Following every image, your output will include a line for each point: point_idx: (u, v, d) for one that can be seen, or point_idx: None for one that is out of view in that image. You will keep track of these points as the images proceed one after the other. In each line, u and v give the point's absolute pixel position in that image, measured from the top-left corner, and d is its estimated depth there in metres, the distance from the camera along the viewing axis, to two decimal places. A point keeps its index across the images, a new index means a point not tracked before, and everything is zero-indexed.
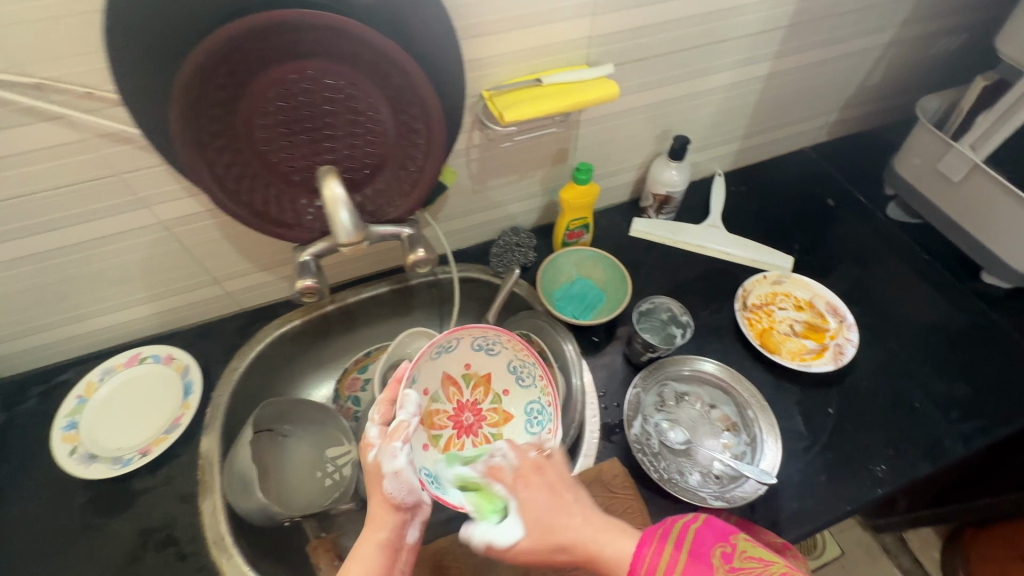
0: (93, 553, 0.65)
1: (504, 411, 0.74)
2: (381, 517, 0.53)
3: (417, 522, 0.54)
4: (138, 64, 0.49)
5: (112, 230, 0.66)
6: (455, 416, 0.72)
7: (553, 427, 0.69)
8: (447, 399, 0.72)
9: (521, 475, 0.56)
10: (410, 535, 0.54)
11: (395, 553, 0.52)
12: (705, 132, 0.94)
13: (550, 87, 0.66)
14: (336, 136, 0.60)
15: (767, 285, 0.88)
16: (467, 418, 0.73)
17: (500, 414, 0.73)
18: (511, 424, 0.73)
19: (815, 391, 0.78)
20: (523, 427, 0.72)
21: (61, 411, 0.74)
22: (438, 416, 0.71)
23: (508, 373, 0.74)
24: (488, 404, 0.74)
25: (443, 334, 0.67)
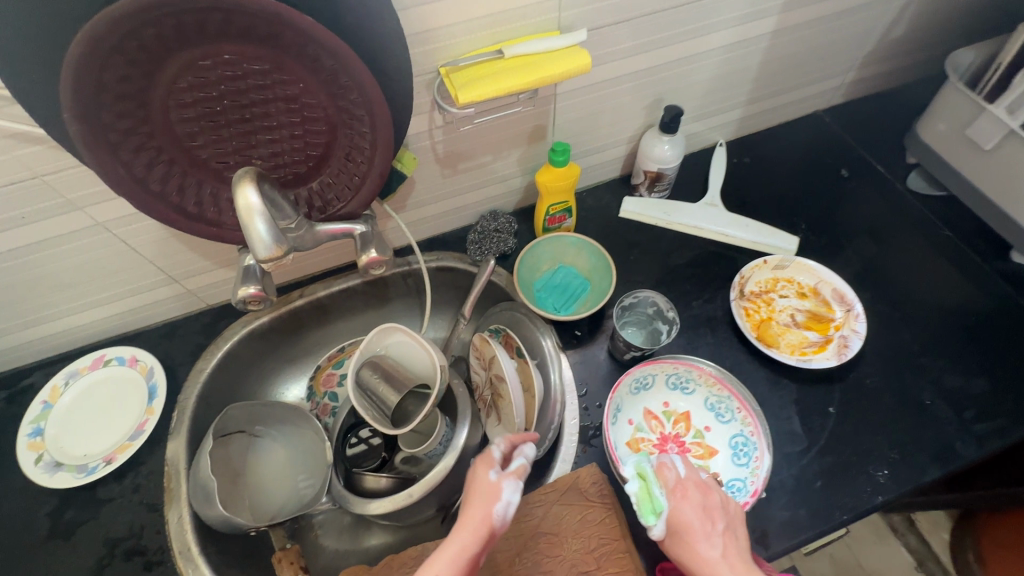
0: (60, 562, 0.64)
1: (708, 446, 0.70)
2: (478, 533, 0.48)
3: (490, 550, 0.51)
4: (20, 57, 0.43)
5: (47, 235, 0.61)
6: (660, 449, 0.70)
7: (761, 456, 0.65)
8: (652, 432, 0.71)
9: (686, 487, 0.54)
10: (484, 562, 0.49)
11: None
12: (702, 99, 0.84)
13: (513, 60, 0.58)
14: (270, 126, 0.54)
15: (768, 270, 0.80)
16: (671, 450, 0.70)
17: (705, 450, 0.69)
18: (718, 460, 0.68)
19: (815, 389, 0.72)
20: (730, 461, 0.68)
21: (26, 417, 0.72)
22: (640, 445, 0.70)
23: (706, 411, 0.72)
24: (691, 438, 0.71)
25: (633, 368, 0.72)
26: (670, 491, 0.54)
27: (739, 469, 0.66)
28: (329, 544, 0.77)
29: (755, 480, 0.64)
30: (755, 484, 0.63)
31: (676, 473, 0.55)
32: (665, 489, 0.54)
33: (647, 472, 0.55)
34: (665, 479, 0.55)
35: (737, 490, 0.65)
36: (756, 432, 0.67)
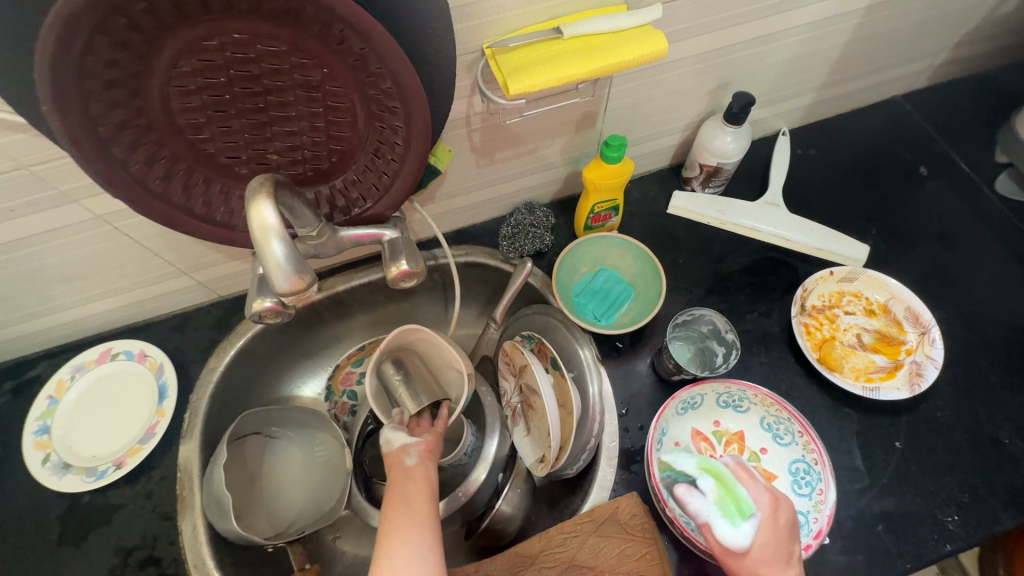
0: (73, 570, 0.62)
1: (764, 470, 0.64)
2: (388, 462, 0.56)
3: (416, 451, 0.56)
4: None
5: (41, 227, 0.55)
6: None
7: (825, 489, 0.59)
8: None
9: (777, 498, 0.48)
10: (413, 459, 0.55)
11: (405, 474, 0.53)
12: (773, 83, 0.74)
13: (572, 41, 0.49)
14: (287, 117, 0.46)
15: (833, 282, 0.72)
16: None
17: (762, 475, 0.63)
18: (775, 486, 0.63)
19: (880, 420, 0.65)
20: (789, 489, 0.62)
21: (32, 413, 0.68)
22: None
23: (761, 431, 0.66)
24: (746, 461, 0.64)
25: (680, 391, 0.65)
26: (753, 499, 0.48)
27: (801, 500, 0.60)
28: (347, 549, 0.73)
29: (817, 516, 0.58)
30: (820, 522, 0.58)
31: (759, 480, 0.49)
32: (755, 494, 0.48)
33: (733, 474, 0.50)
34: (746, 483, 0.49)
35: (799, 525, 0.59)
36: (819, 460, 0.60)
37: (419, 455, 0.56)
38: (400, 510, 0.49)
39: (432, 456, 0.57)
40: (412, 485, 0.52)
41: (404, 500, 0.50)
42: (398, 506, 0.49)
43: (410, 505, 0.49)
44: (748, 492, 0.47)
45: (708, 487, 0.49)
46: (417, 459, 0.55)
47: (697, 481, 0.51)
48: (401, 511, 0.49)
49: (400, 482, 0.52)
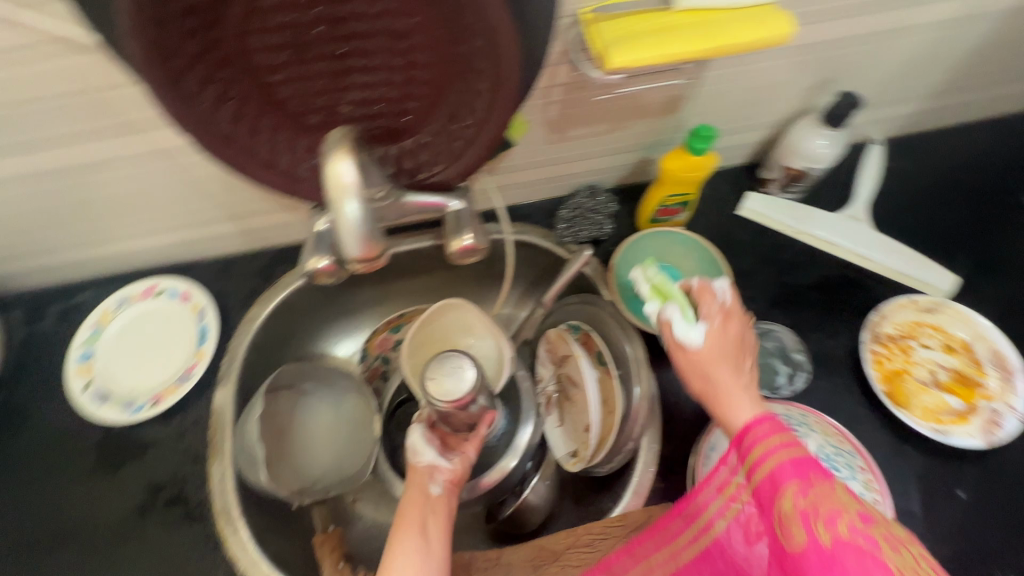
0: (105, 497, 0.63)
1: None
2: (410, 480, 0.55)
3: (441, 478, 0.54)
4: None
5: (101, 155, 0.53)
6: None
7: None
8: None
9: (728, 314, 0.53)
10: (437, 486, 0.53)
11: (426, 501, 0.51)
12: (880, 85, 0.67)
13: (684, 14, 0.44)
14: (366, 67, 0.43)
15: (913, 311, 0.67)
16: None
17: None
18: None
19: (945, 465, 0.61)
20: None
21: (76, 339, 0.69)
22: None
23: None
24: None
25: None
26: (707, 313, 0.53)
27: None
28: (366, 513, 0.72)
29: None
30: None
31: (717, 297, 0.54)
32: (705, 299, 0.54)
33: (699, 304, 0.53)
34: (709, 299, 0.54)
35: None
36: (881, 502, 0.55)
37: (444, 483, 0.54)
38: (417, 539, 0.47)
39: (456, 487, 0.55)
40: (431, 516, 0.50)
41: (423, 528, 0.48)
42: (415, 534, 0.47)
43: (427, 537, 0.47)
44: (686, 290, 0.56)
45: (670, 306, 0.54)
46: (442, 488, 0.53)
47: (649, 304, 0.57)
48: (418, 540, 0.47)
49: (420, 507, 0.50)
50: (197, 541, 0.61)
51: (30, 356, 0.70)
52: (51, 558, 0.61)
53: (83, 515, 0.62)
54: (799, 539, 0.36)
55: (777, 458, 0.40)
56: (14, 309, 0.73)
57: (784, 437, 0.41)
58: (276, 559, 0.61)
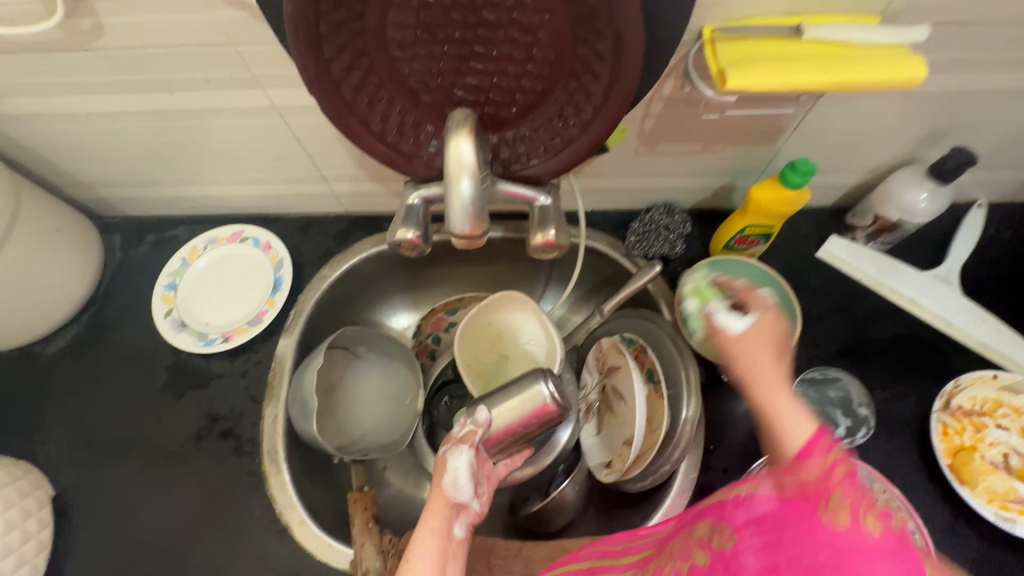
0: (168, 417, 0.68)
1: None
2: (435, 506, 0.50)
3: (466, 520, 0.50)
4: None
5: (224, 104, 0.57)
6: None
7: None
8: None
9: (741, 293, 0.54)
10: (460, 531, 0.49)
11: (447, 547, 0.47)
12: (997, 147, 0.63)
13: (812, 44, 0.44)
14: (488, 55, 0.44)
15: (992, 386, 0.63)
16: None
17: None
18: None
19: (1003, 555, 0.57)
20: None
21: (166, 269, 0.75)
22: None
23: None
24: None
25: None
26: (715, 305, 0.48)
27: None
28: (394, 482, 0.75)
29: None
30: None
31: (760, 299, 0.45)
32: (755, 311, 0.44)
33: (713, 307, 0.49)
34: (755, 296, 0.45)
35: None
36: None
37: (467, 526, 0.50)
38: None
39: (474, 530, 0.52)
40: (450, 563, 0.47)
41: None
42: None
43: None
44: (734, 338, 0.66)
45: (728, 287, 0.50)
46: (465, 531, 0.50)
47: None
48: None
49: (441, 552, 0.47)
50: (241, 475, 0.65)
51: (123, 278, 0.76)
52: (114, 463, 0.66)
53: (147, 431, 0.67)
54: (833, 520, 0.32)
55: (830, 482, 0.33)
56: (115, 232, 0.79)
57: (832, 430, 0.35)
58: (310, 507, 0.64)
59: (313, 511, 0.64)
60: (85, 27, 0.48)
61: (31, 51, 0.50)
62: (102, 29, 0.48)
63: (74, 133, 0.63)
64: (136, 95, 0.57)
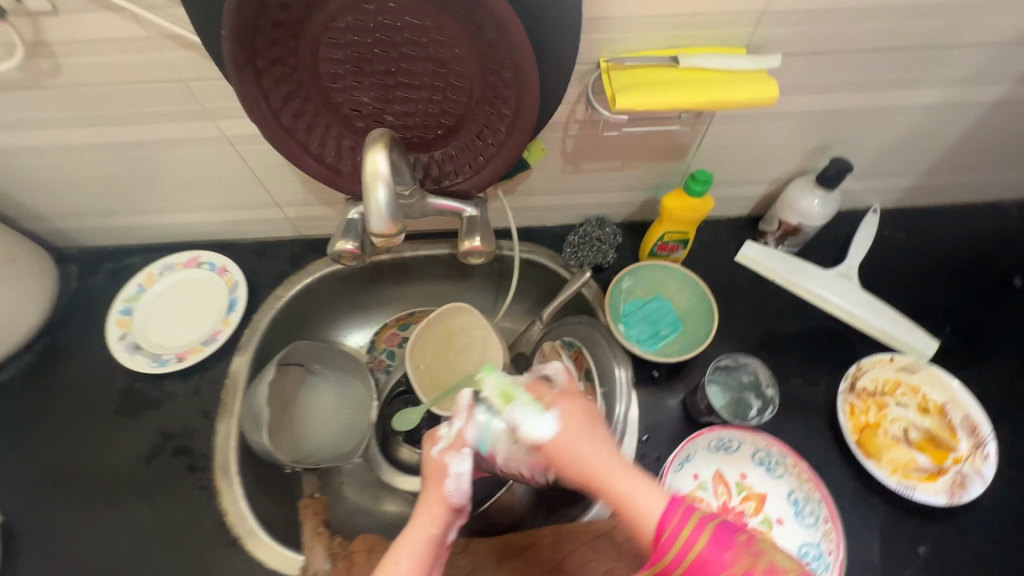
0: (121, 438, 0.69)
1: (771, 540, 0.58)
2: (431, 507, 0.46)
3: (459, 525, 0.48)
4: None
5: (177, 135, 0.62)
6: None
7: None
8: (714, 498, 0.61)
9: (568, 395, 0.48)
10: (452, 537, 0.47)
11: (436, 555, 0.45)
12: (876, 157, 0.72)
13: (686, 71, 0.51)
14: (411, 84, 0.50)
15: (891, 369, 0.69)
16: None
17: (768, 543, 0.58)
18: None
19: (908, 520, 0.62)
20: None
21: (121, 294, 0.77)
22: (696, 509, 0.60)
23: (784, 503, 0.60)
24: (756, 523, 0.59)
25: (697, 433, 0.61)
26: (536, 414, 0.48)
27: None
28: (349, 494, 0.76)
29: None
30: None
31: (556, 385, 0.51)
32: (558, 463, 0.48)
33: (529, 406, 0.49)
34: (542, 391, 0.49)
35: None
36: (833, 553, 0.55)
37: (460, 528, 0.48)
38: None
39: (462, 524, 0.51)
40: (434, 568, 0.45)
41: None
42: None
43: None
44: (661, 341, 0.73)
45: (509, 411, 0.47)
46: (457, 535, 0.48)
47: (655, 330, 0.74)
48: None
49: (430, 561, 0.44)
50: (193, 491, 0.66)
51: (79, 305, 0.78)
52: (64, 486, 0.67)
53: (99, 452, 0.68)
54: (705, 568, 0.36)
55: (699, 535, 0.38)
56: (72, 263, 0.82)
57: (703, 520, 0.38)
58: (262, 518, 0.65)
59: (265, 522, 0.65)
60: (44, 67, 0.52)
61: None
62: (60, 69, 0.53)
63: (30, 166, 0.66)
64: (92, 129, 0.61)
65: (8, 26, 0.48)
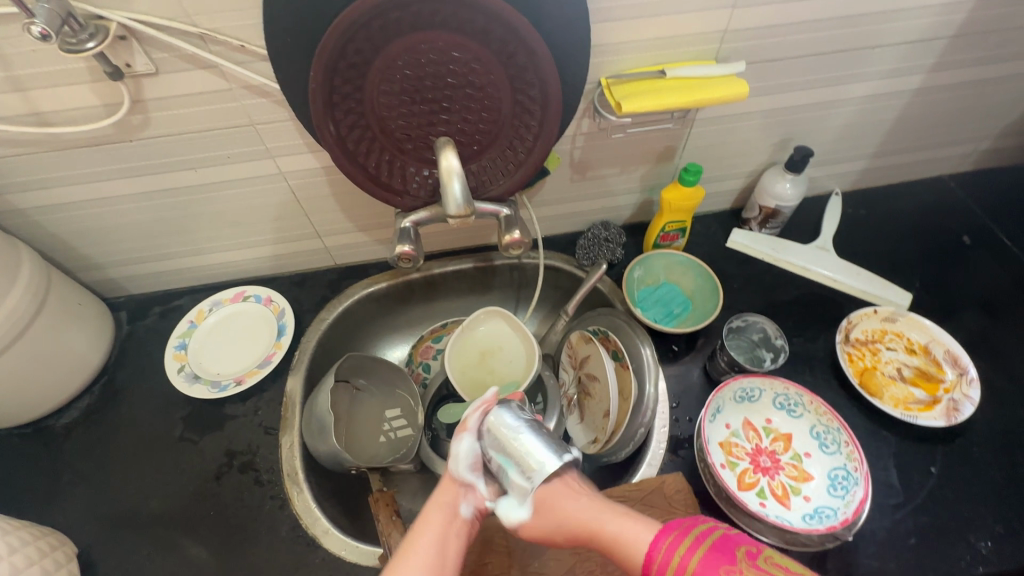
0: (189, 461, 0.73)
1: (804, 471, 0.67)
2: (446, 484, 0.55)
3: (473, 501, 0.54)
4: (290, 30, 0.52)
5: (239, 176, 0.71)
6: (753, 460, 0.68)
7: (862, 496, 0.62)
8: (747, 441, 0.70)
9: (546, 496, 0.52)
10: (466, 509, 0.53)
11: (449, 521, 0.51)
12: (830, 145, 0.86)
13: (673, 80, 0.64)
14: (452, 109, 0.60)
15: (876, 320, 0.79)
16: (765, 464, 0.68)
17: (800, 473, 0.67)
18: (811, 486, 0.66)
19: (917, 446, 0.70)
20: (823, 490, 0.65)
21: (174, 331, 0.82)
22: (734, 451, 0.69)
23: (808, 438, 0.69)
24: (787, 458, 0.68)
25: (723, 384, 0.70)
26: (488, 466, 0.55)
27: (833, 499, 0.64)
28: (404, 503, 0.81)
29: (845, 510, 0.62)
30: (845, 515, 0.61)
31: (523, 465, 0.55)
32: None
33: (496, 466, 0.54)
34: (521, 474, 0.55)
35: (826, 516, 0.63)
36: (860, 469, 0.63)
37: (473, 507, 0.53)
38: (429, 555, 0.47)
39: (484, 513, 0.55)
40: (451, 539, 0.50)
41: (439, 549, 0.48)
42: (430, 559, 0.47)
43: (438, 559, 0.47)
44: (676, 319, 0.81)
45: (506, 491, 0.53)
46: (471, 511, 0.53)
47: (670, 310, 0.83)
48: (431, 560, 0.47)
49: (443, 524, 0.51)
50: (264, 501, 0.70)
51: (134, 347, 0.83)
52: (136, 513, 0.70)
53: (169, 477, 0.72)
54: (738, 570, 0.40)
55: (691, 554, 0.42)
56: (122, 310, 0.87)
57: (688, 544, 0.43)
58: (333, 519, 0.69)
59: (336, 523, 0.69)
60: (135, 122, 0.61)
61: (84, 145, 0.63)
62: (148, 122, 0.62)
63: (99, 216, 0.73)
64: (163, 176, 0.69)
65: (115, 88, 0.57)
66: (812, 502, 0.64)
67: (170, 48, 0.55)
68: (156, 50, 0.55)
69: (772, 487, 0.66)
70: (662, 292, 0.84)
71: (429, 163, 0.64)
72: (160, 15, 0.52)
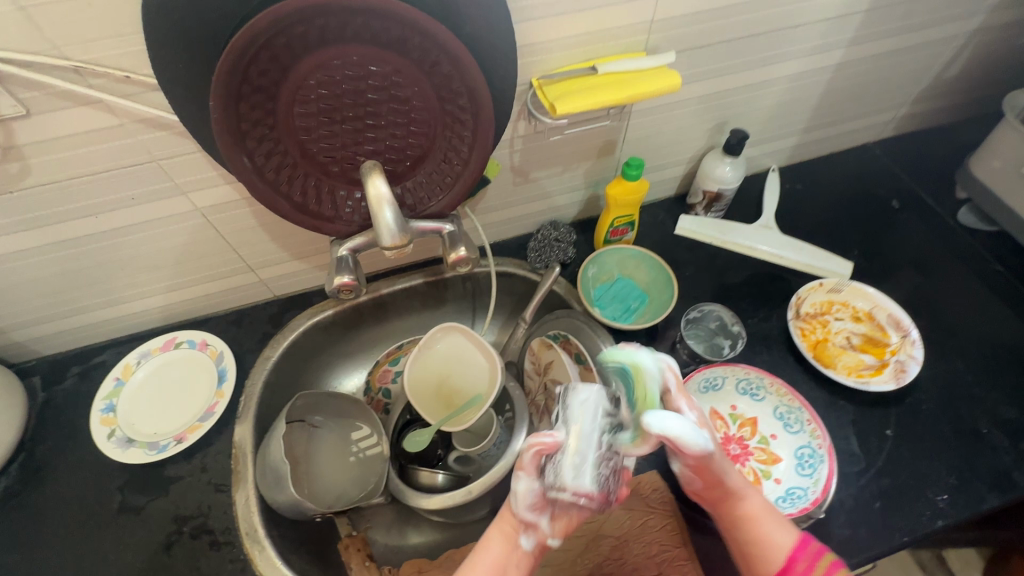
0: (132, 533, 0.67)
1: (773, 453, 0.68)
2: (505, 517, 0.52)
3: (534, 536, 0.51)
4: (179, 60, 0.47)
5: (147, 217, 0.64)
6: (723, 450, 0.69)
7: (830, 474, 0.64)
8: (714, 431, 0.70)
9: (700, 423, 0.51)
10: (527, 544, 0.50)
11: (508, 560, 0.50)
12: (763, 125, 0.87)
13: (606, 77, 0.62)
14: (379, 125, 0.56)
15: (823, 292, 0.82)
16: (734, 451, 0.69)
17: (769, 456, 0.68)
18: (781, 468, 0.67)
19: (871, 411, 0.73)
20: (792, 470, 0.66)
21: (99, 392, 0.74)
22: None
23: (774, 420, 0.70)
24: (754, 442, 0.69)
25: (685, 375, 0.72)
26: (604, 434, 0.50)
27: (802, 479, 0.65)
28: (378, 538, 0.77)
29: (816, 490, 0.63)
30: (814, 495, 0.63)
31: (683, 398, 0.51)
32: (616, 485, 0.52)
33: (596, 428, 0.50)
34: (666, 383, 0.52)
35: (798, 497, 0.64)
36: (825, 446, 0.65)
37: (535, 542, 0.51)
38: None
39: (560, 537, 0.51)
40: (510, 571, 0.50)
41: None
42: None
43: None
44: (636, 317, 0.81)
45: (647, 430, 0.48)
46: (534, 546, 0.51)
47: (629, 308, 0.82)
48: None
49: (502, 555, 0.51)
50: (223, 566, 0.64)
51: (53, 416, 0.75)
52: None
53: (111, 555, 0.65)
54: None
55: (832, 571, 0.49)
56: (35, 375, 0.78)
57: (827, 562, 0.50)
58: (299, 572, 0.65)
59: None
60: (13, 170, 0.54)
61: None
62: (28, 169, 0.54)
63: None
64: (55, 228, 0.61)
65: None
66: (784, 484, 0.65)
67: (39, 86, 0.48)
68: (23, 89, 0.48)
69: (743, 474, 0.67)
70: (619, 289, 0.84)
71: (360, 185, 0.60)
72: (21, 48, 0.45)
